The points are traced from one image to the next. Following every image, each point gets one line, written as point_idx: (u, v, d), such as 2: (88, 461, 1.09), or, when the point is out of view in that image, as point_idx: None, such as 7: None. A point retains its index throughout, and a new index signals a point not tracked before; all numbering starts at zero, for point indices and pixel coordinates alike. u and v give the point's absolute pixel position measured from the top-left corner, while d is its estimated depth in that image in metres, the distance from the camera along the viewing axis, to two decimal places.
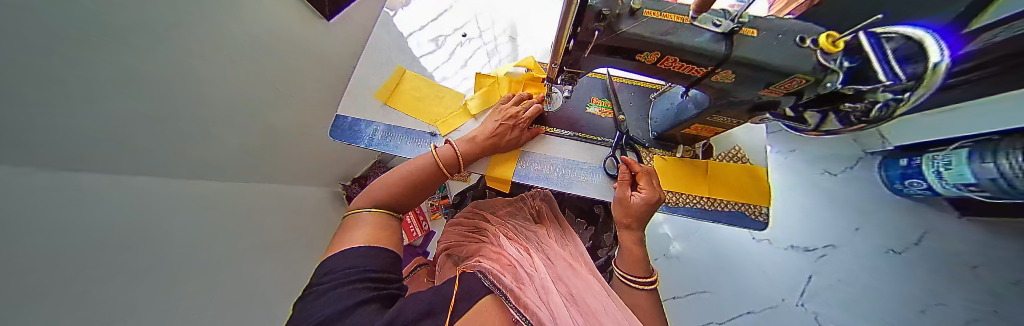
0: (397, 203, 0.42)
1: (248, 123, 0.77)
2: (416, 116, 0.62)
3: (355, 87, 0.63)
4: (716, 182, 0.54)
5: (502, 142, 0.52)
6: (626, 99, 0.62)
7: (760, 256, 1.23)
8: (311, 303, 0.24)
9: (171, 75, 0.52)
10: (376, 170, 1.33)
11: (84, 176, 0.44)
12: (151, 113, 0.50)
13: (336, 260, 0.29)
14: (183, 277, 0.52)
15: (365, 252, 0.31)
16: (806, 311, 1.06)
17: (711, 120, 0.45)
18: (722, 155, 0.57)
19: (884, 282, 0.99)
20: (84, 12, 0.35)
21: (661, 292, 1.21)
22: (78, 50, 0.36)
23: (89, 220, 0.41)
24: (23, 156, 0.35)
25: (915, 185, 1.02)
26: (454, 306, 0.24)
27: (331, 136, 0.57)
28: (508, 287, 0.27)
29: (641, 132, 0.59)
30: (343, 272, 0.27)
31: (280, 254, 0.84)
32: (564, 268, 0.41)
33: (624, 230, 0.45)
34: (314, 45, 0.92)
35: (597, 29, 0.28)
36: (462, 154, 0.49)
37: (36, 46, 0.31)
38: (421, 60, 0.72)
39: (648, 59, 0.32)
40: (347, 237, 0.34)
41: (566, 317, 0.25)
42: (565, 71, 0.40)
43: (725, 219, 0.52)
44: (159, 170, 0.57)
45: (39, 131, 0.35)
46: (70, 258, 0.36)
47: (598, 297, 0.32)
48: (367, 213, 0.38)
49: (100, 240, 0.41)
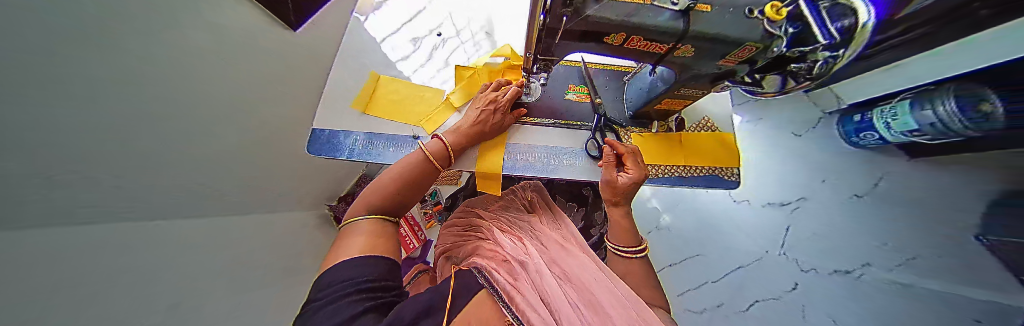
0: (392, 207, 0.42)
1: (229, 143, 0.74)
2: (397, 120, 0.61)
3: (328, 98, 0.60)
4: (691, 151, 0.58)
5: (487, 127, 0.53)
6: (601, 83, 0.65)
7: (740, 217, 1.31)
8: (311, 317, 0.25)
9: (142, 96, 0.49)
10: (363, 183, 1.29)
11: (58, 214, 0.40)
12: (122, 138, 0.46)
13: (333, 273, 0.29)
14: (185, 307, 0.49)
15: (360, 262, 0.31)
16: (789, 258, 1.15)
17: (680, 94, 0.48)
18: (694, 127, 0.61)
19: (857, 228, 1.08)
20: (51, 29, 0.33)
21: (657, 263, 1.27)
22: (47, 72, 0.34)
23: (71, 261, 0.38)
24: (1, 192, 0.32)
25: (869, 137, 1.12)
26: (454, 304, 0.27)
27: (310, 151, 0.55)
28: (501, 286, 0.30)
29: (617, 113, 0.61)
30: (341, 284, 0.27)
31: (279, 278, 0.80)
32: (558, 250, 0.44)
33: (612, 207, 0.47)
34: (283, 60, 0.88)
35: (564, 15, 0.29)
36: (451, 145, 0.49)
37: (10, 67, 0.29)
38: (397, 64, 0.72)
39: (614, 41, 0.34)
40: (344, 247, 0.34)
41: (559, 312, 0.27)
42: (540, 60, 0.41)
43: (702, 183, 0.56)
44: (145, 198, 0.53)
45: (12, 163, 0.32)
46: (57, 288, 0.34)
47: (588, 272, 0.36)
48: (363, 221, 0.37)
49: (90, 280, 0.38)
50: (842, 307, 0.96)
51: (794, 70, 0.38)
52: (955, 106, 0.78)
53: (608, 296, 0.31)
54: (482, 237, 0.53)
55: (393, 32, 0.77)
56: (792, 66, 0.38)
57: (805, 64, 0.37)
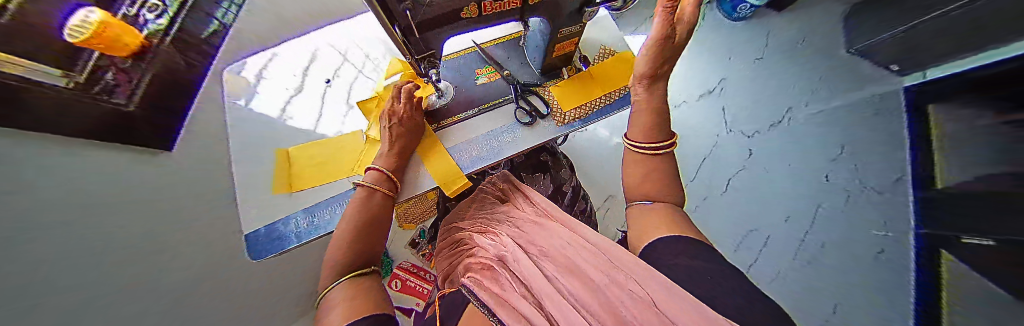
0: (360, 258, 0.39)
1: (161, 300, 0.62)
2: (330, 180, 0.56)
3: (245, 197, 0.54)
4: (604, 79, 0.63)
5: (406, 133, 0.51)
6: (503, 56, 0.67)
7: (690, 115, 1.36)
8: None
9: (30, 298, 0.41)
10: None
11: None
12: None
13: None
14: None
15: None
16: (738, 133, 1.26)
17: (565, 36, 0.51)
18: (597, 58, 0.67)
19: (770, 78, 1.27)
20: None
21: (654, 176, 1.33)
22: None
23: None
24: None
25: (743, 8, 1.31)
26: None
27: (251, 258, 0.49)
28: (483, 293, 0.31)
29: (529, 76, 0.65)
30: None
31: None
32: (534, 229, 0.47)
33: (648, 85, 0.50)
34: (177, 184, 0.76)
35: (406, 10, 0.30)
36: (386, 167, 0.49)
37: None
38: (318, 131, 0.74)
39: (472, 13, 0.36)
40: (328, 321, 0.31)
41: (541, 288, 0.28)
42: (422, 59, 0.40)
43: (625, 102, 0.63)
44: None
45: None
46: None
47: (564, 241, 0.39)
48: (341, 286, 0.35)
49: None
50: (800, 156, 1.10)
51: None
52: None
53: (582, 254, 0.33)
54: (469, 248, 0.53)
55: (287, 101, 0.75)
56: None
57: None
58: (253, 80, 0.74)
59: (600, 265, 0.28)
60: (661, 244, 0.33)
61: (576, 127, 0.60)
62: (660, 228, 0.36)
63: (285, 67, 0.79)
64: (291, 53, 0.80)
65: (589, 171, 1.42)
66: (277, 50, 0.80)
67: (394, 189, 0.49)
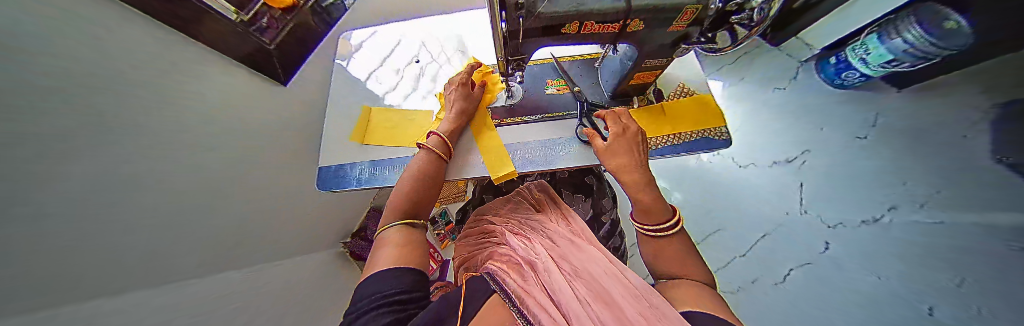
0: (411, 212, 0.46)
1: (244, 200, 0.78)
2: (392, 144, 0.65)
3: (329, 138, 0.65)
4: (676, 119, 0.60)
5: (464, 102, 0.58)
6: (576, 73, 0.68)
7: (753, 178, 1.38)
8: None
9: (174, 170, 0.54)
10: (371, 217, 1.41)
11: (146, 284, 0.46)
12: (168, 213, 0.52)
13: (366, 285, 0.33)
14: None
15: (387, 274, 0.34)
16: (813, 216, 1.17)
17: (649, 67, 0.51)
18: (674, 93, 0.64)
19: (866, 165, 1.11)
20: (76, 130, 0.36)
21: (694, 237, 1.36)
22: (91, 167, 0.38)
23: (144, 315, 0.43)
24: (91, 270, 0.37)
25: (851, 76, 1.21)
26: (464, 308, 0.29)
27: (319, 187, 0.59)
28: (511, 288, 0.32)
29: (598, 96, 0.65)
30: (371, 297, 0.30)
31: None
32: (569, 247, 0.46)
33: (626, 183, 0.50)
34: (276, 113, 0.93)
35: (519, 16, 0.34)
36: (444, 134, 0.56)
37: (59, 171, 0.33)
38: (384, 96, 0.77)
39: (571, 29, 0.38)
40: (378, 257, 0.39)
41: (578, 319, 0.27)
42: (511, 61, 0.45)
43: (694, 147, 0.58)
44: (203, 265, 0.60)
45: (95, 242, 0.38)
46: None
47: (600, 269, 0.38)
48: (393, 228, 0.43)
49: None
50: (874, 265, 0.94)
51: (739, 21, 0.39)
52: (920, 30, 0.92)
53: (620, 291, 0.32)
54: (497, 242, 0.54)
55: (374, 69, 0.82)
56: (734, 18, 0.39)
57: (743, 14, 0.38)
58: (355, 45, 0.86)
59: (642, 309, 0.27)
60: (697, 316, 0.27)
61: None
62: (684, 300, 0.32)
63: (383, 40, 0.89)
64: (390, 31, 0.91)
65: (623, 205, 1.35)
66: (380, 27, 0.92)
67: (448, 151, 0.56)
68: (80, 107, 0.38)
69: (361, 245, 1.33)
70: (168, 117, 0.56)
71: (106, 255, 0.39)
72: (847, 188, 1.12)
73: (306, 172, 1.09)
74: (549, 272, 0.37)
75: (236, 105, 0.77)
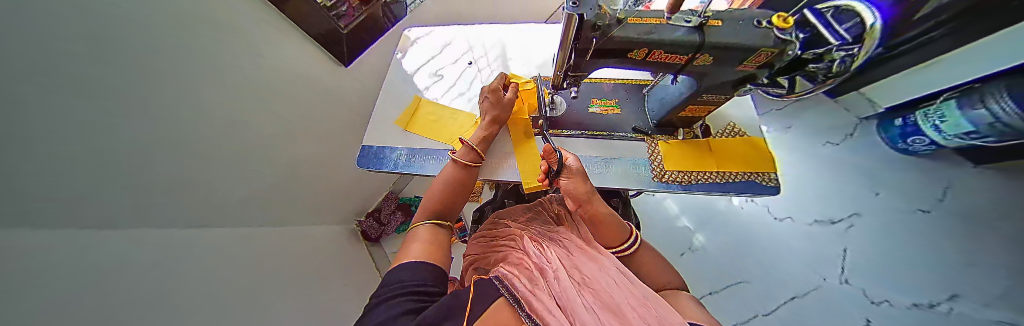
0: (445, 213, 0.49)
1: (252, 152, 0.85)
2: (433, 137, 0.69)
3: (377, 120, 0.71)
4: (722, 157, 0.59)
5: (499, 112, 0.59)
6: (624, 96, 0.71)
7: (787, 235, 1.29)
8: (372, 309, 0.30)
9: (183, 108, 0.60)
10: (389, 199, 1.53)
11: (118, 211, 0.49)
12: (160, 153, 0.56)
13: (393, 272, 0.35)
14: (206, 305, 0.56)
15: (414, 265, 0.35)
16: (853, 286, 1.13)
17: (704, 100, 0.52)
18: (721, 133, 0.64)
19: (938, 239, 1.15)
20: (98, 47, 0.41)
21: (698, 291, 1.22)
22: (95, 86, 0.41)
23: (111, 245, 0.46)
24: (61, 183, 0.39)
25: (918, 142, 1.22)
26: (472, 307, 0.27)
27: (358, 163, 0.63)
28: (519, 291, 0.28)
29: (642, 122, 0.66)
30: (396, 284, 0.32)
31: (292, 291, 0.85)
32: (581, 255, 0.43)
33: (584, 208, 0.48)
34: (310, 78, 1.04)
35: (594, 37, 0.38)
36: (477, 144, 0.57)
37: (62, 88, 0.36)
38: (427, 90, 0.81)
39: (638, 55, 0.41)
40: (408, 249, 0.41)
41: (587, 321, 0.23)
42: (569, 76, 0.49)
43: (740, 189, 0.56)
44: (186, 210, 0.65)
45: (84, 158, 0.42)
46: (92, 294, 0.38)
47: (610, 276, 0.33)
48: (424, 226, 0.45)
49: (129, 263, 0.47)
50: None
51: (814, 70, 0.41)
52: (1013, 104, 0.88)
53: (628, 299, 0.27)
54: (512, 247, 0.53)
55: (421, 64, 0.87)
56: (811, 67, 0.41)
57: (822, 64, 0.40)
58: (413, 39, 0.93)
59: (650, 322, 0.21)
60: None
61: (673, 189, 0.56)
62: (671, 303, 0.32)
63: (436, 41, 0.94)
64: (443, 31, 0.96)
65: (651, 234, 1.39)
66: (438, 27, 0.99)
67: (477, 159, 0.57)
68: (109, 66, 0.43)
69: (372, 224, 1.42)
70: (204, 63, 0.64)
71: (77, 194, 0.42)
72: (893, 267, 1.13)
73: (320, 137, 1.16)
74: (558, 280, 0.33)
75: (267, 63, 0.85)
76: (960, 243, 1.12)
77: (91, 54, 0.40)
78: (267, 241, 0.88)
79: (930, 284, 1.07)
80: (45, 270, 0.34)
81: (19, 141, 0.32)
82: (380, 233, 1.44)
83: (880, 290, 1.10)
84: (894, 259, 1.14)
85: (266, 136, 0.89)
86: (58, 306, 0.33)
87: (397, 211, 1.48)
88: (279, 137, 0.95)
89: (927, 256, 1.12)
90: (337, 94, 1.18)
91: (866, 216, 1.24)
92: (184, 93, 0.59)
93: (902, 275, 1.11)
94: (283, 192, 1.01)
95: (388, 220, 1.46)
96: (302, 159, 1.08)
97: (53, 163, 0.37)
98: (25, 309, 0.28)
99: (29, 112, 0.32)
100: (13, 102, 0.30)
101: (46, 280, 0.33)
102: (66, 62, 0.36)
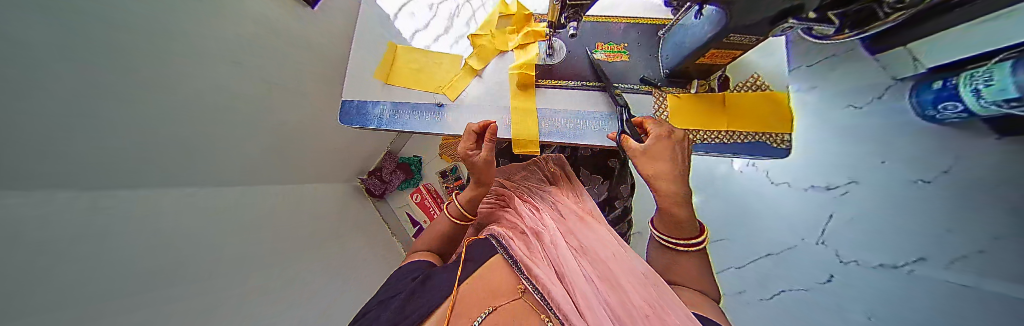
0: (446, 246, 0.58)
1: (251, 114, 0.81)
2: (418, 88, 0.63)
3: (354, 71, 0.63)
4: (736, 115, 0.54)
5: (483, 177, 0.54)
6: (634, 39, 0.63)
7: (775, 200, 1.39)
8: (394, 279, 0.47)
9: (161, 80, 0.51)
10: (388, 159, 1.56)
11: (112, 188, 0.46)
12: (139, 130, 0.49)
13: (406, 266, 0.50)
14: (211, 282, 0.57)
15: (411, 265, 0.50)
16: (827, 248, 1.14)
17: (730, 43, 0.45)
18: (739, 86, 0.57)
19: None
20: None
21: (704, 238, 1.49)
22: (52, 57, 0.33)
23: (111, 237, 0.42)
24: (29, 171, 0.33)
25: (949, 108, 1.06)
26: (475, 274, 0.41)
27: (342, 122, 0.59)
28: (520, 260, 0.39)
29: (652, 72, 0.61)
30: (406, 272, 0.48)
31: (298, 248, 0.90)
32: (578, 222, 0.51)
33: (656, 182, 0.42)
34: (305, 34, 0.95)
35: None
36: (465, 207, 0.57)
37: (26, 62, 0.30)
38: (414, 34, 0.72)
39: None
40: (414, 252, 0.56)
41: (580, 284, 0.35)
42: (569, 6, 0.41)
43: (746, 150, 0.53)
44: (178, 187, 0.60)
45: (50, 138, 0.35)
46: (96, 288, 0.37)
47: (606, 248, 0.43)
48: (420, 254, 0.54)
49: (133, 250, 0.45)
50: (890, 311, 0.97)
51: None
52: None
53: (619, 269, 0.38)
54: (508, 206, 0.61)
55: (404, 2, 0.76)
56: None
57: None
58: None
59: (643, 293, 0.32)
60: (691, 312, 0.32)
61: None
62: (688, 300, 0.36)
63: None
64: None
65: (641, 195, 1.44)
66: None
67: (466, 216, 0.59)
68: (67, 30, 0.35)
69: (375, 182, 1.47)
70: (177, 18, 0.53)
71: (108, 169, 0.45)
72: None
73: (312, 97, 1.08)
74: (553, 245, 0.44)
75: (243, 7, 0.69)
76: None
77: (98, 39, 0.39)
78: (275, 195, 0.92)
79: None
80: (49, 270, 0.32)
81: (17, 141, 0.31)
82: (383, 190, 1.49)
83: None
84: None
85: (259, 98, 0.82)
86: (64, 315, 0.32)
87: (397, 170, 1.51)
88: (269, 99, 0.86)
89: None
90: (325, 45, 1.06)
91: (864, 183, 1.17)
92: (157, 60, 0.50)
93: None
94: (287, 152, 1.01)
95: (390, 179, 1.51)
96: (296, 118, 1.02)
97: (19, 155, 0.31)
98: (43, 282, 0.31)
99: (29, 112, 0.32)
100: (13, 104, 0.29)
101: (50, 287, 0.32)
102: (60, 58, 0.35)
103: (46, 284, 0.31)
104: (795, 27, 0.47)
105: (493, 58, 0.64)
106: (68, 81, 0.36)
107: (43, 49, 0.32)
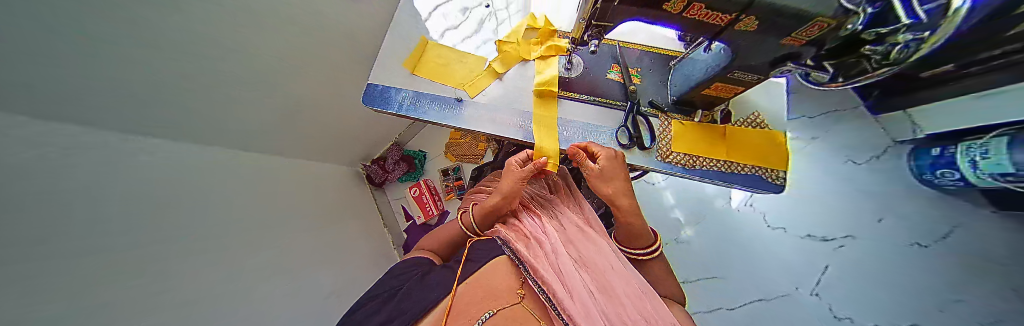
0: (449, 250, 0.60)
1: (266, 86, 0.83)
2: (442, 81, 0.67)
3: (383, 59, 0.68)
4: (736, 147, 0.58)
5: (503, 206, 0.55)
6: (647, 66, 0.67)
7: (771, 243, 1.32)
8: (397, 269, 0.49)
9: (167, 40, 0.52)
10: (393, 149, 1.59)
11: (98, 133, 0.46)
12: (131, 85, 0.49)
13: (405, 261, 0.52)
14: (197, 245, 0.56)
15: (411, 261, 0.52)
16: (820, 299, 1.19)
17: (733, 78, 0.49)
18: (742, 121, 0.60)
19: (933, 276, 1.11)
20: None
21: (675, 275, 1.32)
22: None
23: (105, 192, 0.42)
24: (16, 110, 0.33)
25: (947, 176, 1.10)
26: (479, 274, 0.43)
27: (364, 101, 0.63)
28: (526, 267, 0.42)
29: (661, 97, 0.64)
30: (408, 267, 0.49)
31: (292, 223, 0.90)
32: (578, 232, 0.55)
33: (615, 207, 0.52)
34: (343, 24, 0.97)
35: None
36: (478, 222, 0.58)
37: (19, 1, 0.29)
38: (445, 31, 0.77)
39: (674, 8, 0.36)
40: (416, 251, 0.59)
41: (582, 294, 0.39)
42: (593, 25, 0.45)
43: (744, 181, 0.56)
44: (162, 148, 0.58)
45: (28, 77, 0.34)
46: (83, 240, 0.37)
47: (605, 259, 0.47)
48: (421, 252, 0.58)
49: (122, 204, 0.44)
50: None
51: (869, 51, 0.43)
52: None
53: (617, 280, 0.42)
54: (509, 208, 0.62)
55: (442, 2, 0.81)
56: (868, 48, 0.43)
57: (880, 45, 0.41)
58: None
59: (638, 306, 0.38)
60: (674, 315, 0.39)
61: (675, 171, 0.57)
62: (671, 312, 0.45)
63: None
64: None
65: None
66: None
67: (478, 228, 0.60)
68: None
69: (376, 170, 1.50)
70: None
71: (105, 119, 0.47)
72: (864, 294, 1.16)
73: (336, 82, 1.09)
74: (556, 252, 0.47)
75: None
76: (947, 280, 1.09)
77: (115, 19, 0.42)
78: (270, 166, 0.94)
79: (891, 311, 1.11)
80: (40, 218, 0.32)
81: None
82: (383, 180, 1.52)
83: (846, 307, 1.16)
84: (858, 280, 1.18)
85: (280, 73, 0.85)
86: (47, 264, 0.31)
87: (401, 162, 1.54)
88: (293, 76, 0.90)
89: (918, 283, 1.12)
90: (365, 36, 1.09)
91: (860, 239, 1.23)
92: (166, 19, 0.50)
93: (882, 303, 1.13)
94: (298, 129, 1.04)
95: (392, 169, 1.53)
96: (315, 97, 1.04)
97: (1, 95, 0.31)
98: (61, 232, 0.34)
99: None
100: None
101: (39, 233, 0.32)
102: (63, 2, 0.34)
103: (64, 232, 0.35)
104: (794, 68, 0.53)
105: (516, 64, 0.68)
106: (76, 60, 0.39)
107: (61, 22, 0.35)
